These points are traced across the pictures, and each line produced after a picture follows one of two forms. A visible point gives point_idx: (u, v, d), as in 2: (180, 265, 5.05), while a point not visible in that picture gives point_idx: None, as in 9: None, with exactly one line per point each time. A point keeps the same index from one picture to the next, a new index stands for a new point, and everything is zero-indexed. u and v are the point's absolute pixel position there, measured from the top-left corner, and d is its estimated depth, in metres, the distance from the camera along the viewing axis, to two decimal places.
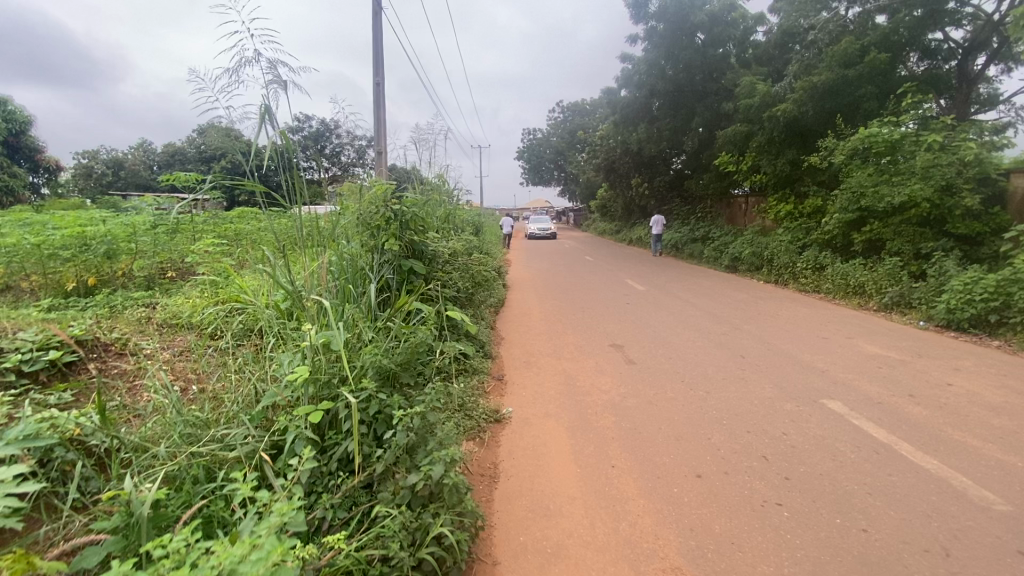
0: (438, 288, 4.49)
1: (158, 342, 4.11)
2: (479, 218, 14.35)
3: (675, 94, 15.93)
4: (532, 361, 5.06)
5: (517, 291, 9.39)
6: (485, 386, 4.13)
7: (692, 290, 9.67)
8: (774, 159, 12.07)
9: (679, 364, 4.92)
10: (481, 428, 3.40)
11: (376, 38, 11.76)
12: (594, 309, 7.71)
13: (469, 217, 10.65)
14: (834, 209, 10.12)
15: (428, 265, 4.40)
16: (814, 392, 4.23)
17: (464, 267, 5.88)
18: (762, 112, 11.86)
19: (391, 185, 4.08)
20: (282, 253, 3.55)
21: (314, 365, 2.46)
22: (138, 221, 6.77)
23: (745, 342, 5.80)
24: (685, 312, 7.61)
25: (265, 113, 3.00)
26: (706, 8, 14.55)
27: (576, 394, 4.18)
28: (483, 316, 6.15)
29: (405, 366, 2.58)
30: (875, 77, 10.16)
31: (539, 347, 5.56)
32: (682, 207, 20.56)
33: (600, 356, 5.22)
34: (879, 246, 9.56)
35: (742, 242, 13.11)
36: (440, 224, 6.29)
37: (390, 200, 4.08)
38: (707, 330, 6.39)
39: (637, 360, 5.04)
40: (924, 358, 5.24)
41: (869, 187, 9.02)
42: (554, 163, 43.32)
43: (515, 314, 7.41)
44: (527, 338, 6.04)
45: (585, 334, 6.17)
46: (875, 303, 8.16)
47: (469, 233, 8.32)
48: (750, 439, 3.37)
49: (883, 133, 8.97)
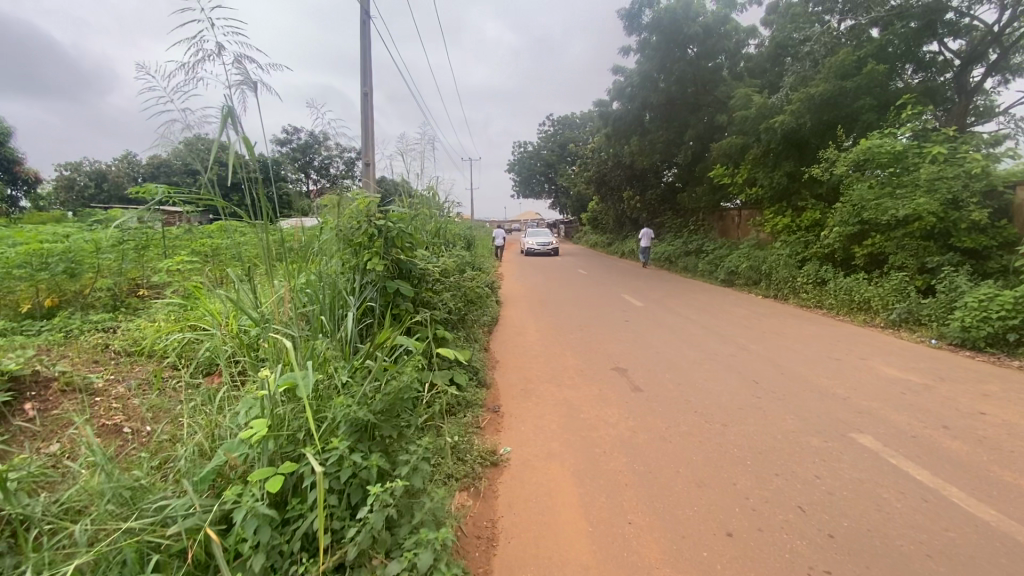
0: (428, 311, 4.06)
1: (111, 375, 3.63)
2: (471, 231, 13.97)
3: (668, 106, 15.76)
4: (530, 389, 4.64)
5: (511, 308, 8.99)
6: (479, 422, 3.71)
7: (691, 306, 9.32)
8: (770, 172, 11.83)
9: (689, 391, 4.53)
10: (476, 476, 2.98)
11: (362, 47, 11.42)
12: (591, 328, 7.32)
13: (460, 231, 10.24)
14: (834, 222, 9.89)
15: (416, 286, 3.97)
16: (840, 424, 3.87)
17: (455, 286, 5.45)
18: (759, 124, 11.66)
19: (375, 198, 3.65)
20: (248, 275, 3.12)
21: (275, 417, 2.04)
22: (105, 237, 6.28)
23: (754, 364, 5.43)
24: (686, 330, 7.24)
25: (229, 118, 2.59)
26: (699, 20, 14.37)
27: (580, 429, 3.77)
28: (475, 338, 5.72)
29: (387, 415, 2.11)
30: (873, 89, 10.07)
31: (537, 373, 5.15)
32: (675, 219, 20.37)
33: (602, 382, 4.81)
34: (882, 260, 9.32)
35: (738, 255, 12.85)
36: (428, 239, 5.87)
37: (373, 215, 3.64)
38: (714, 350, 6.01)
39: (643, 387, 4.65)
40: (948, 382, 4.91)
41: (871, 200, 8.77)
42: (545, 175, 43.25)
43: (509, 334, 6.99)
44: (523, 361, 5.63)
45: (584, 356, 5.76)
46: (882, 319, 7.87)
47: (460, 248, 7.92)
48: (780, 484, 2.98)
49: (886, 145, 8.77)
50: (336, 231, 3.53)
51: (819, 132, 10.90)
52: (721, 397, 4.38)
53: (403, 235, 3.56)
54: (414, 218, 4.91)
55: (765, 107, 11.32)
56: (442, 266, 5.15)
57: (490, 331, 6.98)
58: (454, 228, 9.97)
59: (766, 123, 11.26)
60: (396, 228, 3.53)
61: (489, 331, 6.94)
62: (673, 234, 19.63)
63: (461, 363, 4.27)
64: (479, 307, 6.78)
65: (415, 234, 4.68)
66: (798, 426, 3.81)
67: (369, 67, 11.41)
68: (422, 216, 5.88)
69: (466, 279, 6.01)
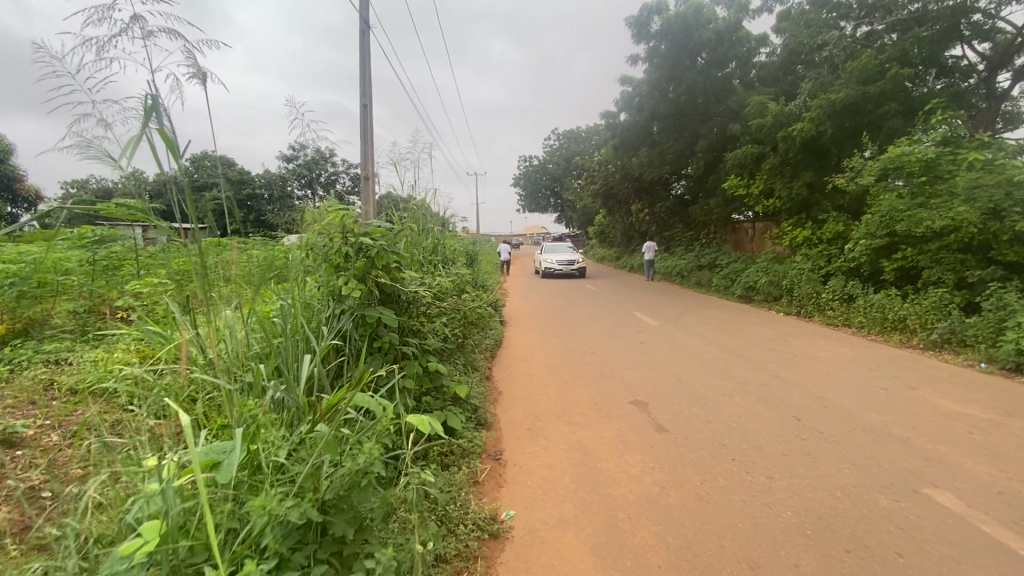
0: (417, 342, 3.48)
1: (44, 423, 3.07)
2: (475, 247, 13.46)
3: (677, 117, 15.25)
4: (536, 428, 4.05)
5: (516, 328, 8.42)
6: (476, 476, 3.12)
7: (708, 325, 8.69)
8: (788, 182, 11.23)
9: (721, 431, 3.93)
10: (470, 556, 2.39)
11: (363, 59, 11.07)
12: (603, 351, 6.71)
13: (462, 247, 9.67)
14: (859, 235, 9.31)
15: (403, 314, 3.39)
16: (908, 477, 3.25)
17: (451, 309, 4.87)
18: (775, 133, 11.10)
19: (353, 211, 3.07)
20: (188, 303, 2.58)
21: (183, 513, 1.49)
22: (76, 255, 5.78)
23: (791, 397, 4.81)
24: (708, 352, 6.63)
25: (150, 110, 2.04)
26: (710, 26, 13.90)
27: (597, 483, 3.17)
28: (474, 366, 5.13)
29: (339, 510, 1.56)
30: (899, 94, 9.51)
31: (545, 407, 4.57)
32: (686, 233, 19.80)
33: (619, 420, 4.21)
34: (914, 275, 8.70)
35: (755, 270, 12.24)
36: (421, 256, 5.30)
37: (351, 231, 3.06)
38: (742, 378, 5.39)
39: (667, 426, 4.05)
40: (1018, 418, 4.27)
41: (902, 212, 8.16)
42: (551, 190, 42.94)
43: (513, 359, 6.42)
44: (528, 391, 5.05)
45: (596, 385, 5.17)
46: (921, 339, 7.22)
47: (461, 265, 7.37)
48: (852, 564, 2.38)
49: (915, 152, 8.22)
50: (306, 252, 2.97)
51: (840, 139, 10.35)
52: (758, 439, 3.79)
53: (385, 256, 2.99)
54: (404, 234, 4.34)
55: (781, 115, 10.76)
56: (435, 287, 4.58)
57: (493, 356, 6.40)
58: (456, 243, 9.43)
59: (783, 131, 10.70)
60: (376, 248, 2.98)
61: (491, 356, 6.35)
62: (684, 248, 19.03)
63: (456, 400, 3.71)
64: (479, 330, 6.20)
65: (404, 251, 4.11)
66: (858, 480, 3.20)
67: (368, 78, 10.98)
68: (415, 231, 5.32)
69: (464, 300, 5.43)
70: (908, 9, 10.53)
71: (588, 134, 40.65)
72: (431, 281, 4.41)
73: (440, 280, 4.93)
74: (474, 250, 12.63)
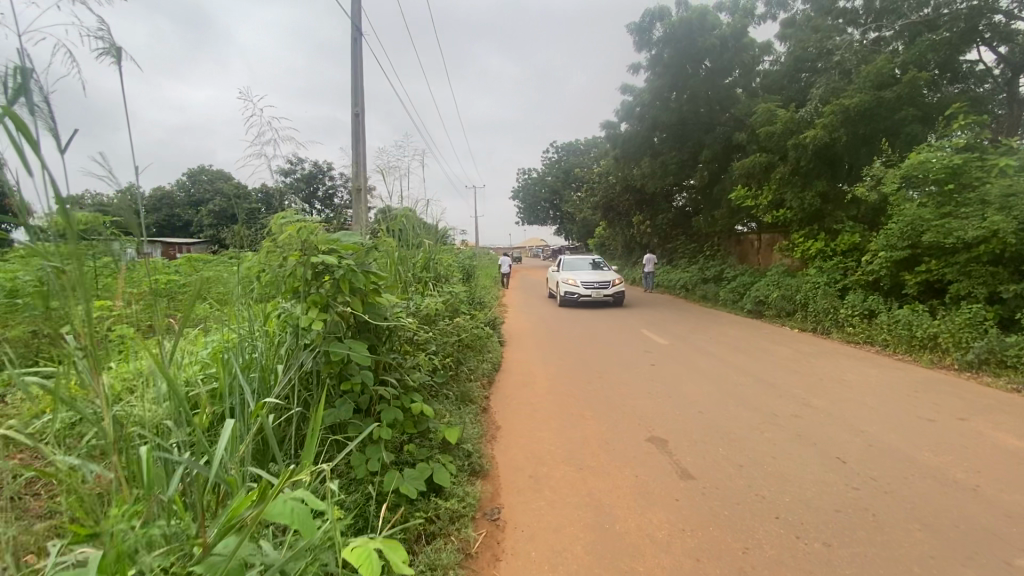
0: (397, 378, 2.92)
1: None
2: (473, 261, 12.92)
3: (680, 126, 14.80)
4: (540, 476, 3.47)
5: (514, 349, 7.86)
6: (467, 548, 2.55)
7: (721, 343, 8.12)
8: (799, 192, 10.70)
9: (756, 480, 3.36)
10: None
11: (354, 66, 10.64)
12: (610, 375, 6.16)
13: (457, 263, 9.10)
14: (878, 247, 8.82)
15: (379, 346, 2.83)
16: (994, 542, 2.69)
17: (442, 335, 4.29)
18: (785, 141, 10.60)
19: (317, 222, 2.46)
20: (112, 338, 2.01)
21: None
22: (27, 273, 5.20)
23: (827, 431, 4.26)
24: (725, 376, 6.08)
25: (18, 85, 1.46)
26: (715, 32, 13.50)
27: (618, 554, 2.59)
28: (469, 397, 4.58)
29: None
30: (917, 99, 9.06)
31: (549, 444, 4.04)
32: (689, 245, 19.30)
33: (636, 464, 3.64)
34: (939, 289, 8.17)
35: (765, 283, 11.70)
36: (406, 273, 4.73)
37: (315, 245, 2.44)
38: (768, 408, 4.83)
39: (693, 473, 3.48)
40: None
41: (930, 222, 7.64)
42: (550, 203, 42.61)
43: (513, 384, 5.89)
44: (531, 424, 4.51)
45: (607, 417, 4.60)
46: (956, 359, 6.65)
47: (456, 281, 6.82)
48: None
49: (940, 158, 7.74)
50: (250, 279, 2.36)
51: (855, 147, 9.89)
52: (802, 490, 3.23)
53: (354, 281, 2.39)
54: (387, 245, 3.78)
55: (792, 122, 10.25)
56: (421, 310, 4.00)
57: (490, 382, 5.84)
58: (450, 259, 8.86)
59: (794, 138, 10.22)
60: (342, 273, 2.36)
61: (488, 383, 5.78)
62: (687, 261, 18.53)
63: (446, 446, 3.17)
64: (474, 354, 5.63)
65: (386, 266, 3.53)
66: (934, 547, 2.64)
67: (360, 87, 10.50)
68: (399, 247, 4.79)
69: (456, 324, 4.86)
70: (920, 14, 10.14)
71: (587, 147, 40.44)
72: (416, 302, 3.82)
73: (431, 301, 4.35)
74: (472, 264, 12.08)
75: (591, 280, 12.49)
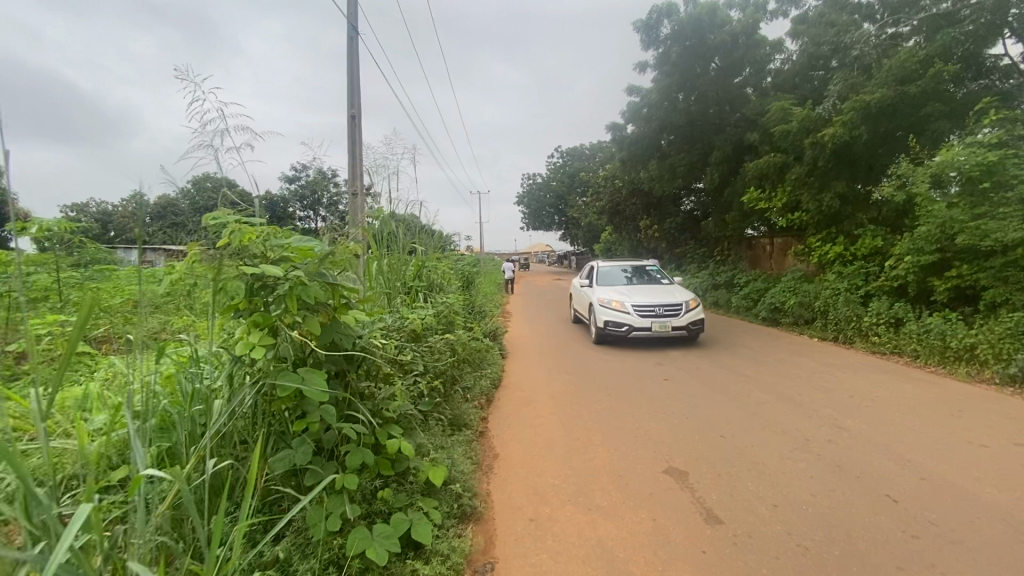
0: (370, 408, 2.48)
1: None
2: (474, 269, 12.44)
3: (689, 127, 14.33)
4: (542, 518, 3.00)
5: (516, 362, 7.39)
6: None
7: (737, 354, 7.62)
8: (816, 194, 10.15)
9: (790, 525, 2.89)
10: None
11: (349, 66, 10.25)
12: (618, 391, 5.70)
13: (457, 270, 8.62)
14: (903, 251, 8.30)
15: (346, 371, 2.39)
16: None
17: (431, 353, 3.83)
18: (801, 141, 10.09)
19: (262, 225, 1.99)
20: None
21: None
22: None
23: (865, 459, 3.77)
24: (744, 391, 5.60)
25: None
26: (724, 29, 13.04)
27: None
28: (463, 420, 4.13)
29: None
30: (942, 94, 8.54)
31: (554, 476, 3.60)
32: (698, 250, 18.78)
33: (651, 503, 3.17)
34: (971, 295, 7.63)
35: (781, 289, 11.17)
36: (384, 284, 4.27)
37: (259, 253, 1.98)
38: (796, 432, 4.33)
39: (718, 515, 3.00)
40: None
41: (964, 223, 7.12)
42: (555, 208, 42.15)
43: (514, 401, 5.45)
44: (533, 451, 4.07)
45: (617, 442, 4.14)
46: (996, 373, 6.11)
47: (453, 290, 6.36)
48: None
49: (973, 155, 7.20)
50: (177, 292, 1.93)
51: (875, 145, 9.39)
52: (847, 535, 2.78)
53: (306, 297, 1.92)
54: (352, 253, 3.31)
55: (809, 120, 9.73)
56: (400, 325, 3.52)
57: (489, 400, 5.38)
58: (449, 266, 8.39)
59: (809, 138, 9.73)
60: (291, 286, 1.89)
61: (487, 401, 5.32)
62: (696, 266, 18.00)
63: (431, 486, 2.73)
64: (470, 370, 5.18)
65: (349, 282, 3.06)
66: None
67: (357, 87, 10.12)
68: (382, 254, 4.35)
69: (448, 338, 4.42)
70: (942, 6, 9.62)
71: (592, 151, 39.96)
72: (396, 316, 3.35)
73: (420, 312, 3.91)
74: (474, 271, 11.61)
75: (646, 301, 7.86)
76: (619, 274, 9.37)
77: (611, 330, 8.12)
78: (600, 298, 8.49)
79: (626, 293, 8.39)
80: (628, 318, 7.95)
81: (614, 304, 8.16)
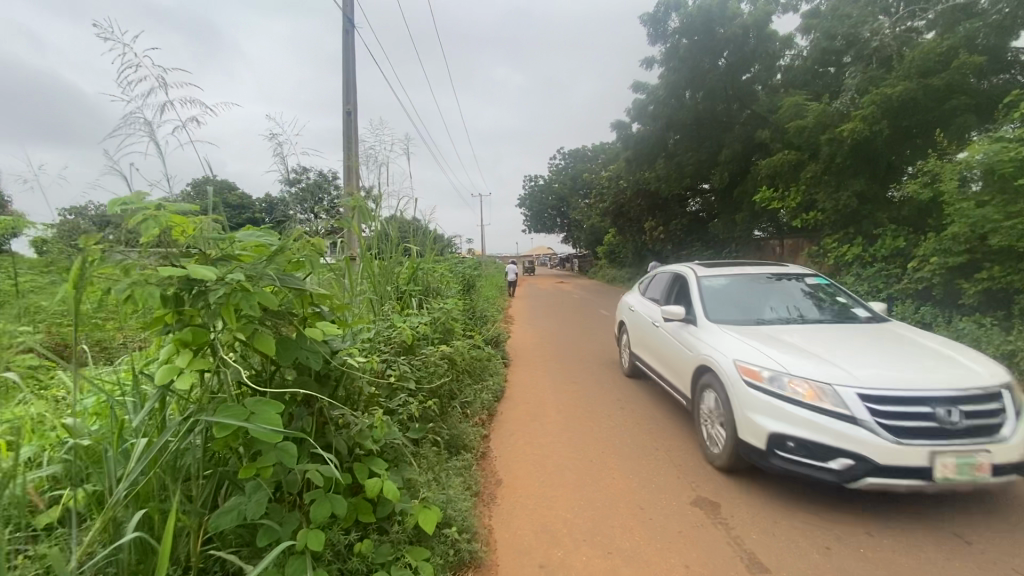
0: (343, 438, 2.05)
1: None
2: (476, 271, 12.02)
3: (696, 125, 13.88)
4: (553, 562, 2.57)
5: (519, 370, 6.97)
6: None
7: None
8: (834, 192, 9.66)
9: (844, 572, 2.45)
10: None
11: (346, 60, 9.84)
12: (629, 404, 5.26)
13: (457, 273, 8.17)
14: (929, 252, 7.83)
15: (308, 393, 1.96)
16: None
17: (422, 367, 3.41)
18: (816, 137, 9.62)
19: (186, 214, 1.53)
20: None
21: None
22: None
23: None
24: None
25: None
26: (734, 23, 12.59)
27: None
28: (462, 440, 3.70)
29: None
30: (968, 86, 8.06)
31: (566, 507, 3.16)
32: (705, 252, 18.34)
33: (678, 544, 2.74)
34: (1004, 299, 7.14)
35: None
36: (369, 288, 3.83)
37: (184, 252, 1.54)
38: None
39: (759, 561, 2.57)
40: None
41: (999, 222, 6.63)
42: (557, 210, 41.76)
43: (518, 415, 5.00)
44: (540, 476, 3.63)
45: (634, 468, 3.70)
46: None
47: (450, 294, 5.91)
48: None
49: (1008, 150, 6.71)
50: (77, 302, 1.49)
51: (897, 141, 8.91)
52: None
53: (247, 307, 1.47)
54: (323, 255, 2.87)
55: (825, 115, 9.25)
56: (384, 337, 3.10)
57: (490, 414, 4.93)
58: (448, 268, 7.93)
59: (826, 134, 9.27)
60: (228, 294, 1.45)
61: (489, 416, 4.87)
62: None
63: (421, 532, 2.29)
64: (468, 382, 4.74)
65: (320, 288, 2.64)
66: None
67: (353, 82, 9.69)
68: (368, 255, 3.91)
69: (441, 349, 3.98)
70: None
71: (595, 153, 39.50)
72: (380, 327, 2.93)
73: (410, 321, 3.49)
74: (476, 273, 11.16)
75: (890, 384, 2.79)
76: (736, 290, 4.42)
77: (807, 467, 2.90)
78: (760, 369, 3.21)
79: (834, 360, 3.08)
80: (846, 434, 2.76)
81: (808, 397, 2.92)
